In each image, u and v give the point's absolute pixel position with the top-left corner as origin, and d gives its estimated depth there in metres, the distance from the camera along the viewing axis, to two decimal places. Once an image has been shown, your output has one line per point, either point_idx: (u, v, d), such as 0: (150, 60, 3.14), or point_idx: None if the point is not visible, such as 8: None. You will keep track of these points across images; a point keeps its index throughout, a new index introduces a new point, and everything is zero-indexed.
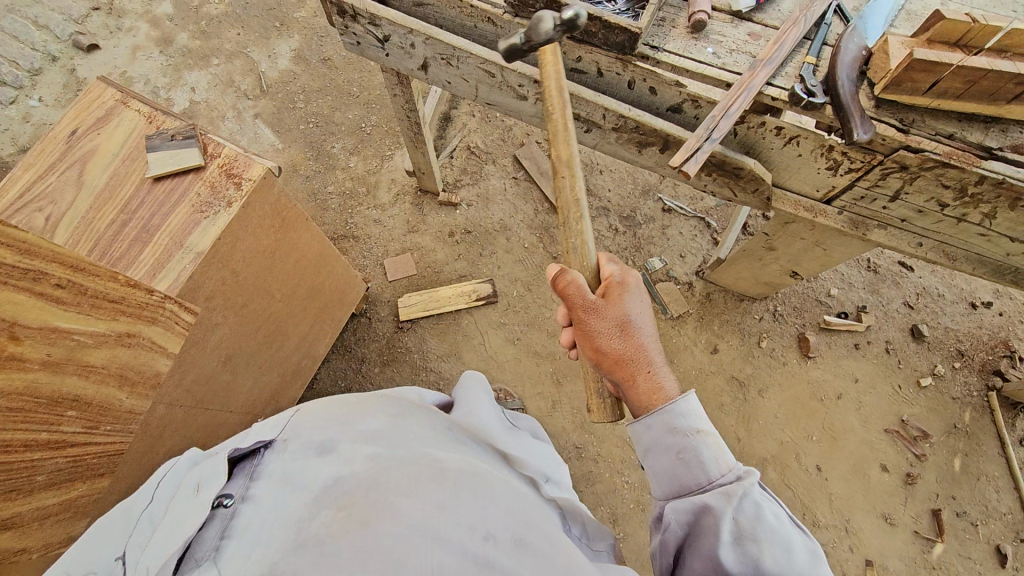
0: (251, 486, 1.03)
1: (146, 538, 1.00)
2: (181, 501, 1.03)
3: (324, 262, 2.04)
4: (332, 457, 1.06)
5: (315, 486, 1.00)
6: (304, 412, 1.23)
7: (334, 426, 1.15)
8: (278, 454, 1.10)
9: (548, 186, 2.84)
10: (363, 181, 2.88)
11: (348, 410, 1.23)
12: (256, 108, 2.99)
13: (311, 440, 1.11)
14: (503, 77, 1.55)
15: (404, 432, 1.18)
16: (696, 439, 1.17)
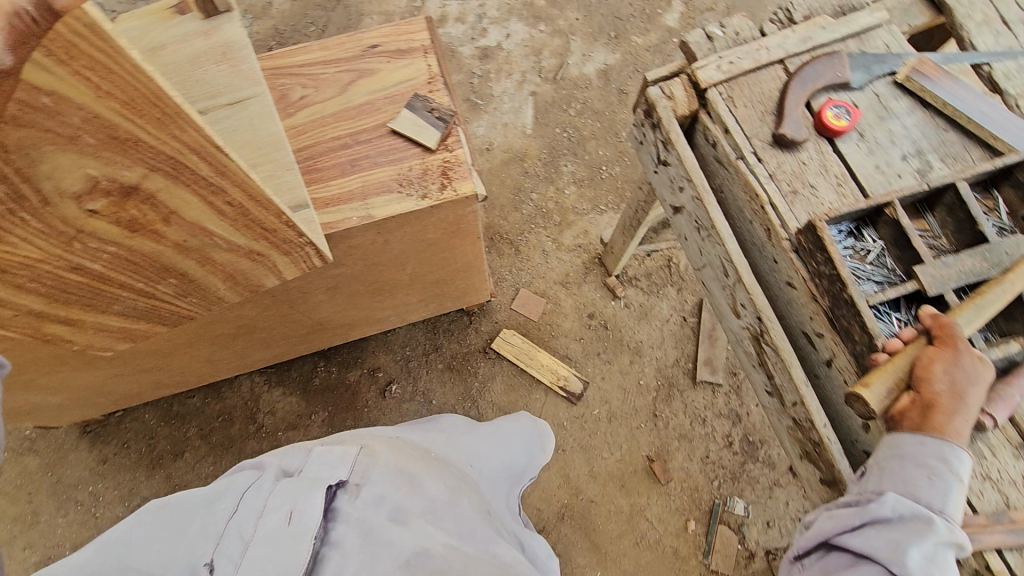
0: (333, 533, 1.03)
1: (234, 552, 0.97)
2: (270, 527, 0.99)
3: (467, 269, 2.03)
4: (411, 527, 1.11)
5: (399, 548, 1.04)
6: (369, 458, 1.24)
7: (405, 491, 1.19)
8: (351, 500, 1.10)
9: (705, 352, 2.56)
10: (562, 212, 2.82)
11: (418, 477, 1.26)
12: (538, 88, 3.03)
13: (383, 498, 1.14)
14: (734, 286, 1.35)
15: (461, 517, 1.25)
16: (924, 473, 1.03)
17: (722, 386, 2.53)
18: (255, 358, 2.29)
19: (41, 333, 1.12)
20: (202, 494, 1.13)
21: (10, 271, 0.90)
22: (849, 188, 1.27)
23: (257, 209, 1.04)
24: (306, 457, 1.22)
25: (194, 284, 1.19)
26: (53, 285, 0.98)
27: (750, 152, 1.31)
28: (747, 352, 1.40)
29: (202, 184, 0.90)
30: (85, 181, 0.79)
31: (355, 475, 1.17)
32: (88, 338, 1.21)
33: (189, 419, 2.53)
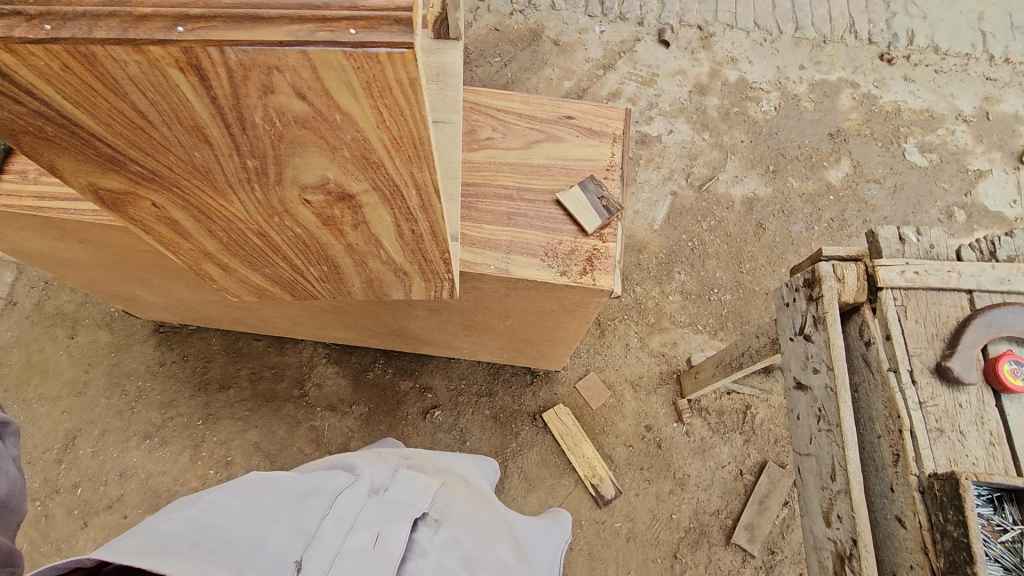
0: (412, 563, 1.10)
1: (321, 553, 1.05)
2: (359, 538, 1.07)
3: (558, 342, 2.02)
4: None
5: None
6: (448, 498, 1.33)
7: (477, 543, 1.24)
8: (431, 534, 1.17)
9: (749, 516, 2.41)
10: (658, 316, 2.77)
11: (482, 533, 1.30)
12: (681, 190, 3.02)
13: (458, 543, 1.20)
14: (836, 493, 1.28)
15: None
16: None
17: (754, 559, 2.37)
18: (330, 334, 2.35)
19: (197, 266, 1.19)
20: (293, 489, 1.25)
21: (211, 218, 0.96)
22: (1001, 451, 1.18)
23: (432, 243, 1.08)
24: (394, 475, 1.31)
25: (338, 275, 1.24)
26: (235, 239, 1.04)
27: (905, 370, 1.25)
28: (824, 563, 1.31)
29: (404, 211, 0.95)
30: (318, 180, 0.84)
31: (435, 508, 1.25)
32: (227, 282, 1.27)
33: (247, 359, 2.62)
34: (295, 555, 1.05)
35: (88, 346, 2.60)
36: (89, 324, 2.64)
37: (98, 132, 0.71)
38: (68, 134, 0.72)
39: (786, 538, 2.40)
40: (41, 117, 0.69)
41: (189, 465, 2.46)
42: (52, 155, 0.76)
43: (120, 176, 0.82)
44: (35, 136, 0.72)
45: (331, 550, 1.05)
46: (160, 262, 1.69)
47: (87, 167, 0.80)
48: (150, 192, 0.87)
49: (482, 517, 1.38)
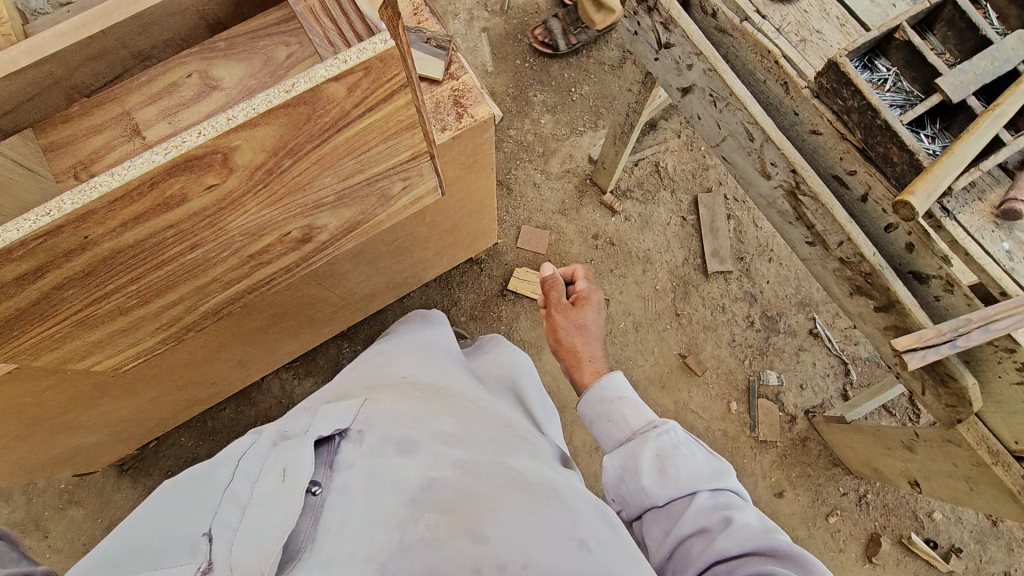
0: (339, 479, 1.00)
1: (231, 516, 0.91)
2: (265, 485, 0.96)
3: (480, 209, 2.00)
4: (421, 448, 1.04)
5: (409, 479, 0.96)
6: (375, 402, 1.22)
7: (411, 418, 1.14)
8: (358, 444, 1.08)
9: (711, 244, 2.65)
10: (543, 142, 2.80)
11: (426, 406, 1.21)
12: (488, 22, 2.96)
13: (391, 429, 1.10)
14: (760, 148, 1.40)
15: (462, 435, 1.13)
16: (619, 403, 1.39)
17: (733, 273, 2.63)
18: (283, 352, 2.23)
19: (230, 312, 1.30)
20: (198, 479, 1.01)
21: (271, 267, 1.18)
22: (852, 26, 1.32)
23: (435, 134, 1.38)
24: (306, 419, 1.20)
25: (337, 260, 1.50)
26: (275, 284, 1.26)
27: (753, 11, 1.32)
28: (783, 209, 1.46)
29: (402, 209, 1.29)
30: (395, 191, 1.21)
31: (357, 423, 1.14)
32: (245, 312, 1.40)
33: (226, 432, 2.48)
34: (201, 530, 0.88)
35: (68, 529, 2.36)
36: (51, 513, 2.37)
37: (214, 198, 0.87)
38: (185, 214, 0.87)
39: (745, 240, 2.67)
40: (210, 193, 0.86)
41: None
42: (149, 246, 0.89)
43: (207, 266, 1.04)
44: (154, 208, 0.82)
45: (239, 501, 0.94)
46: (66, 390, 1.49)
47: (161, 260, 0.94)
48: (219, 272, 1.08)
49: (411, 398, 1.26)
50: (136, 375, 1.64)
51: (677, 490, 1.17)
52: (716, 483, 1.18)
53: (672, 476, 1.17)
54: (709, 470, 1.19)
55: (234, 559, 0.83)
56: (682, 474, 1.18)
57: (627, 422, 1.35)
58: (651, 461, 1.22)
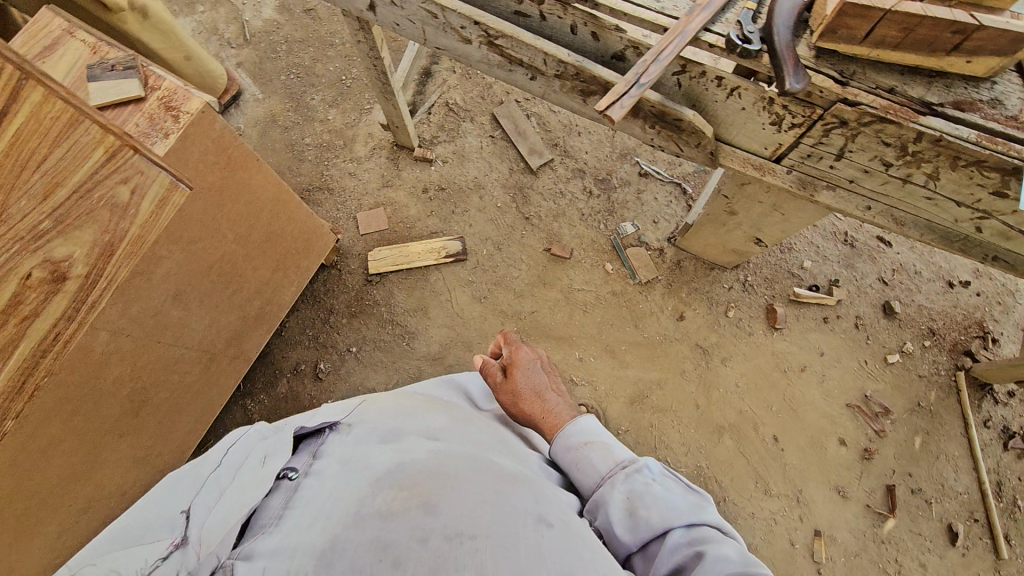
0: (317, 464, 1.14)
1: (211, 503, 1.10)
2: (249, 473, 1.16)
3: (282, 206, 2.07)
4: (395, 443, 1.15)
5: (377, 466, 1.06)
6: (368, 404, 1.38)
7: (400, 418, 1.27)
8: (341, 439, 1.22)
9: (524, 145, 2.83)
10: (340, 134, 2.87)
11: (416, 409, 1.34)
12: (238, 56, 3.00)
13: (373, 428, 1.23)
14: (446, 18, 1.54)
15: (441, 434, 1.24)
16: (587, 448, 1.40)
17: (555, 160, 2.83)
18: (181, 433, 2.16)
19: None
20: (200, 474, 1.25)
21: None
22: None
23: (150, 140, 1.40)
24: (306, 416, 1.38)
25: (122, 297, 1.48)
26: None
27: None
28: (498, 61, 1.61)
29: None
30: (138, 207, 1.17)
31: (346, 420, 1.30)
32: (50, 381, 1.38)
33: None
34: (186, 511, 1.11)
35: None
36: None
37: None
38: None
39: (551, 129, 2.88)
40: None
41: None
42: None
43: None
44: None
45: (229, 483, 1.14)
46: None
47: None
48: None
49: (400, 401, 1.41)
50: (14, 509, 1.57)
51: (650, 531, 1.16)
52: (692, 517, 1.18)
53: (641, 517, 1.18)
54: (684, 505, 1.21)
55: (207, 528, 1.00)
56: (652, 517, 1.18)
57: (595, 465, 1.37)
58: (622, 500, 1.24)
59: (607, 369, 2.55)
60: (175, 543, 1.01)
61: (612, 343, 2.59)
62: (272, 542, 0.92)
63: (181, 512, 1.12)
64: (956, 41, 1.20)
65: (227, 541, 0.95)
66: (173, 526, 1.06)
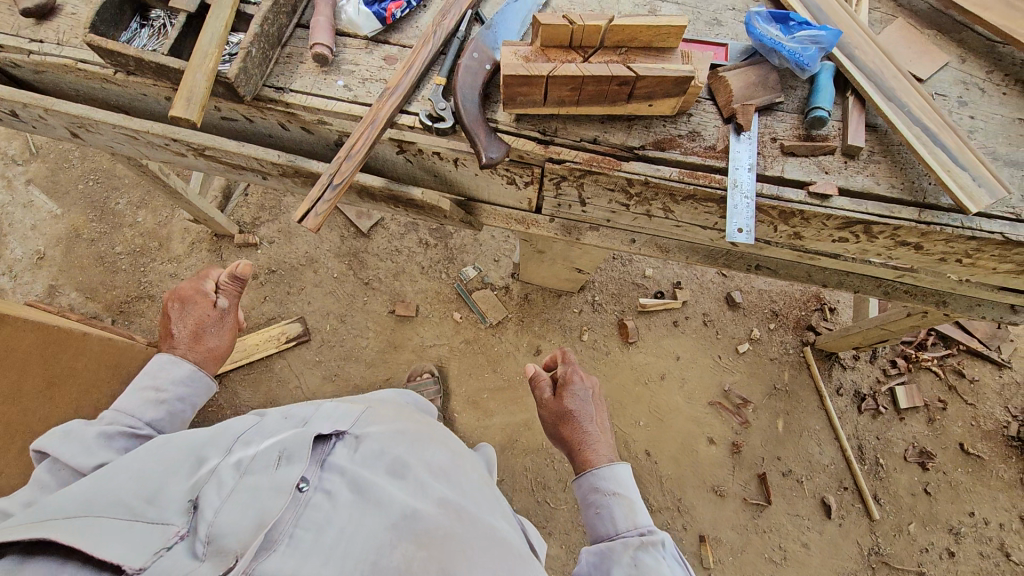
0: (332, 477, 1.05)
1: (219, 491, 0.97)
2: (259, 470, 1.02)
3: (60, 341, 1.90)
4: (407, 480, 1.07)
5: (395, 508, 1.00)
6: (376, 415, 1.24)
7: (408, 441, 1.16)
8: (350, 454, 1.10)
9: (351, 209, 2.74)
10: (153, 235, 2.69)
11: (420, 432, 1.23)
12: (25, 173, 2.77)
13: (382, 450, 1.12)
14: (144, 137, 1.42)
15: (452, 477, 1.15)
16: (612, 499, 1.33)
17: (385, 218, 2.76)
18: None
19: None
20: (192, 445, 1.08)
21: None
22: None
23: None
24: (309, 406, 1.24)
25: None
26: None
27: (25, 43, 1.33)
28: (221, 168, 1.50)
29: None
30: None
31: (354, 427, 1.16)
32: None
33: None
34: (188, 496, 0.98)
35: None
36: None
37: None
38: None
39: None
40: None
41: None
42: None
43: None
44: None
45: (236, 473, 1.02)
46: None
47: None
48: None
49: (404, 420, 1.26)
50: None
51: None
52: None
53: None
54: None
55: (220, 524, 0.92)
56: None
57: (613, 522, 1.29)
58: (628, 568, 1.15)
59: (472, 421, 2.48)
60: (182, 536, 0.91)
61: (475, 394, 2.52)
62: (292, 566, 0.87)
63: (186, 496, 0.98)
64: (625, 90, 1.18)
65: (246, 552, 0.86)
66: (175, 512, 0.95)
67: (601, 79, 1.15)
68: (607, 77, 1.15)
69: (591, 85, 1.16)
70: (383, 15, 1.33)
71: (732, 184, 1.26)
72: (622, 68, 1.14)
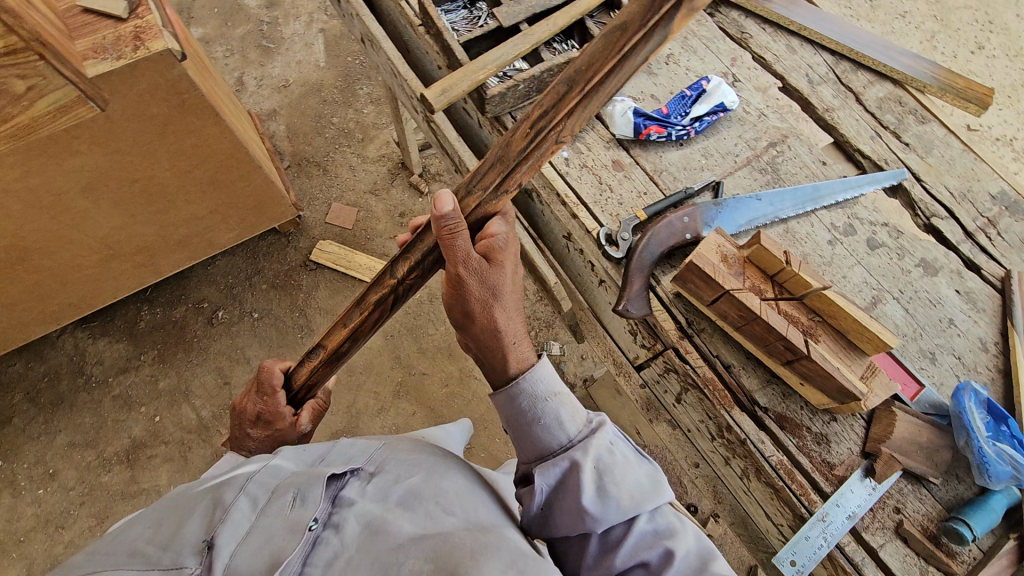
0: (337, 516, 1.13)
1: (242, 527, 1.07)
2: (273, 513, 1.11)
3: (238, 162, 2.18)
4: (413, 512, 1.13)
5: (399, 536, 1.05)
6: (386, 446, 1.35)
7: (417, 474, 1.23)
8: (359, 491, 1.19)
9: None
10: (363, 130, 3.02)
11: (433, 462, 1.30)
12: (325, 25, 3.24)
13: (391, 486, 1.20)
14: (401, 80, 1.58)
15: (466, 504, 1.19)
16: (552, 402, 1.13)
17: None
18: (60, 301, 2.32)
19: None
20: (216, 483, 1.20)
21: None
22: None
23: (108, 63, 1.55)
24: (323, 448, 1.36)
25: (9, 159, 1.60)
26: None
27: None
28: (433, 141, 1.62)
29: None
30: None
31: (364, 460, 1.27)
32: None
33: (12, 386, 2.50)
34: (206, 535, 1.05)
35: None
36: None
37: None
38: None
39: None
40: None
41: (17, 501, 2.34)
42: None
43: None
44: None
45: (254, 514, 1.10)
46: None
47: None
48: None
49: (427, 452, 1.33)
50: None
51: (620, 518, 1.02)
52: (655, 499, 1.05)
53: (613, 497, 1.03)
54: (647, 483, 1.07)
55: (237, 556, 1.03)
56: (624, 494, 1.04)
57: (564, 428, 1.12)
58: (591, 480, 1.05)
59: None
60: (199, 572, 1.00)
61: (472, 446, 2.53)
62: None
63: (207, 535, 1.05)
64: (785, 355, 1.09)
65: None
66: (189, 552, 1.01)
67: (772, 328, 1.07)
68: (777, 332, 1.06)
69: (759, 326, 1.09)
70: (641, 129, 1.34)
71: (821, 515, 1.09)
72: (798, 337, 1.06)
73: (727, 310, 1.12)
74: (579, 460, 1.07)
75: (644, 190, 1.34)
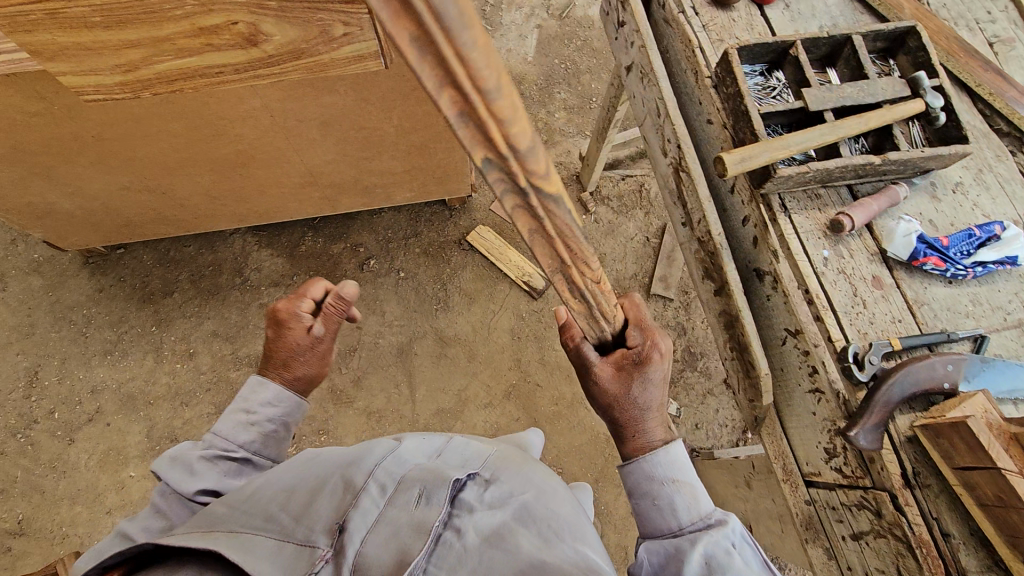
0: (458, 516, 1.09)
1: (367, 519, 1.05)
2: (399, 506, 1.09)
3: (449, 136, 2.26)
4: (530, 529, 1.08)
5: (521, 556, 1.00)
6: (501, 457, 1.33)
7: (533, 491, 1.19)
8: (478, 493, 1.16)
9: (662, 268, 2.78)
10: (549, 132, 3.06)
11: (547, 485, 1.25)
12: (543, 22, 3.30)
13: (509, 497, 1.16)
14: (664, 121, 1.57)
15: (581, 536, 1.13)
16: (669, 489, 1.22)
17: (673, 302, 2.75)
18: (250, 207, 2.51)
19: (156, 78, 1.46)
20: (338, 464, 1.22)
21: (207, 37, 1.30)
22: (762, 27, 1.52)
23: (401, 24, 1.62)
24: (437, 446, 1.35)
25: (283, 84, 1.73)
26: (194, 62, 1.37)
27: (690, 7, 1.54)
28: (670, 188, 1.60)
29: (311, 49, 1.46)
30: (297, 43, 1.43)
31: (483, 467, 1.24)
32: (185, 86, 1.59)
33: (181, 265, 2.73)
34: (336, 518, 1.06)
35: (24, 292, 2.63)
36: (18, 274, 2.65)
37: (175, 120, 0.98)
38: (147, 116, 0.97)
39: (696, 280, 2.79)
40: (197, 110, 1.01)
41: (156, 368, 2.57)
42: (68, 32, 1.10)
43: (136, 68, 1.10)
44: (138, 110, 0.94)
45: (378, 503, 1.10)
46: (55, 130, 1.80)
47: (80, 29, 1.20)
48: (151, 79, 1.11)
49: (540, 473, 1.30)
50: (112, 147, 1.94)
51: None
52: None
53: None
54: None
55: (366, 541, 1.01)
56: None
57: (676, 515, 1.20)
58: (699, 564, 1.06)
59: None
60: (325, 559, 0.98)
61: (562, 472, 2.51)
62: None
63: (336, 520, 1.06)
64: None
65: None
66: (322, 532, 1.03)
67: None
68: None
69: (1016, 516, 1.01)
70: (919, 256, 1.27)
71: None
72: None
73: (980, 483, 1.05)
74: (686, 549, 1.10)
75: (901, 318, 1.26)
